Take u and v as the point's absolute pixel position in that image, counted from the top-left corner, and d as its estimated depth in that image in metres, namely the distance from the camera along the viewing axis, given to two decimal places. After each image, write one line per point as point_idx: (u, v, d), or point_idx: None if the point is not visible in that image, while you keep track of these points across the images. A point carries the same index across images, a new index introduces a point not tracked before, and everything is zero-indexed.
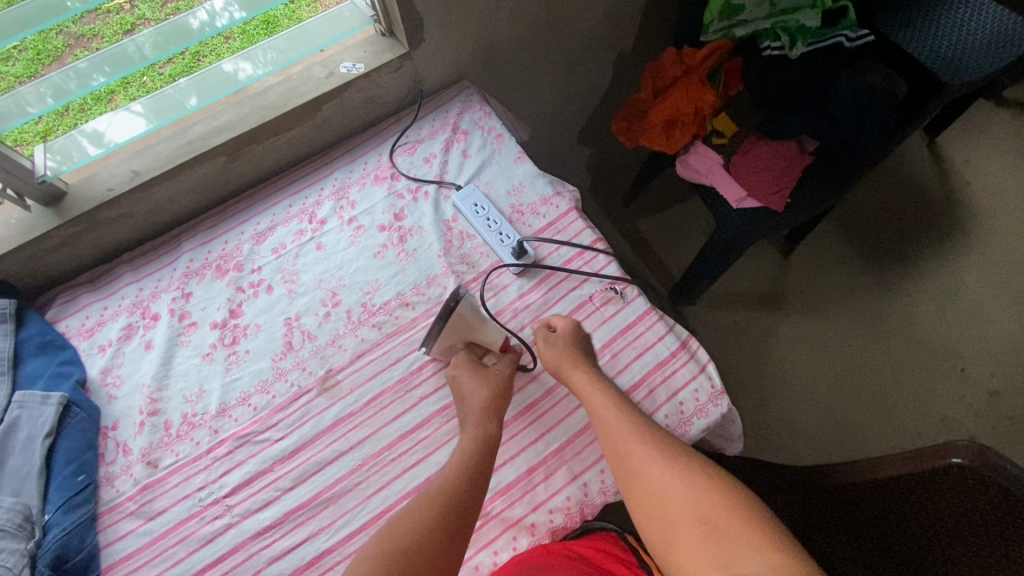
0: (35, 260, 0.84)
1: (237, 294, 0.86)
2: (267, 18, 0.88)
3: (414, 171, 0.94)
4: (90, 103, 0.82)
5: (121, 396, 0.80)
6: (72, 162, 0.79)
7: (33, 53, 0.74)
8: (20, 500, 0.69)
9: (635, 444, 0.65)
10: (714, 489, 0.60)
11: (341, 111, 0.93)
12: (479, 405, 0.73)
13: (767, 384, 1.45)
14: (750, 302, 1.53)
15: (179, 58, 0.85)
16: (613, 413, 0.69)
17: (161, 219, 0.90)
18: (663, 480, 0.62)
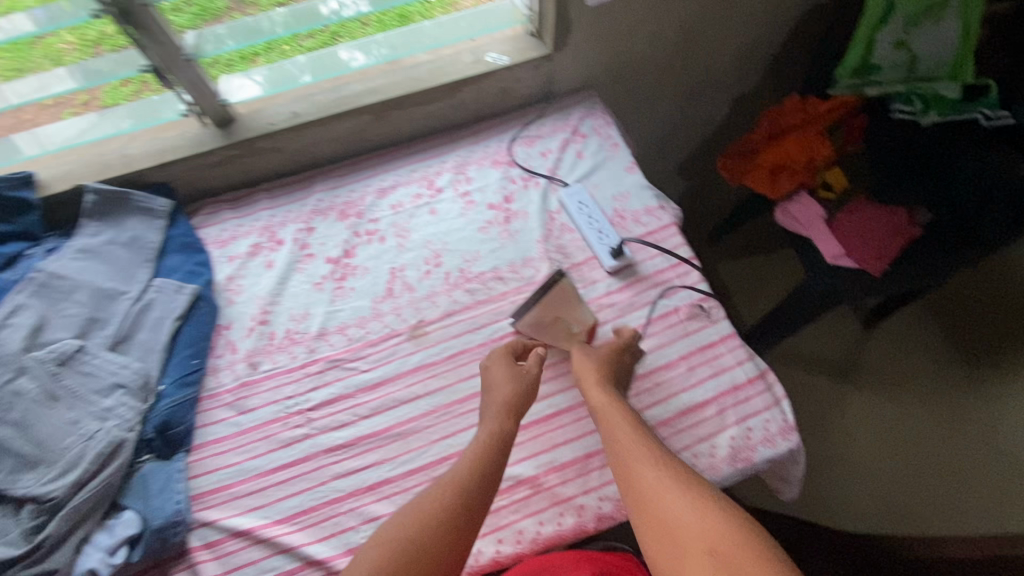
0: (196, 171, 0.95)
1: (354, 238, 0.95)
2: (403, 12, 0.97)
3: (530, 162, 1.00)
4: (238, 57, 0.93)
5: (238, 301, 0.90)
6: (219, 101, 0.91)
7: (197, 9, 0.85)
8: (143, 366, 0.80)
9: (649, 470, 0.65)
10: (722, 518, 0.59)
11: (478, 95, 1.01)
12: (502, 400, 0.74)
13: (821, 451, 1.39)
14: (818, 366, 1.49)
15: (319, 35, 0.94)
16: (628, 436, 0.69)
17: (302, 160, 1.01)
18: (670, 505, 0.62)
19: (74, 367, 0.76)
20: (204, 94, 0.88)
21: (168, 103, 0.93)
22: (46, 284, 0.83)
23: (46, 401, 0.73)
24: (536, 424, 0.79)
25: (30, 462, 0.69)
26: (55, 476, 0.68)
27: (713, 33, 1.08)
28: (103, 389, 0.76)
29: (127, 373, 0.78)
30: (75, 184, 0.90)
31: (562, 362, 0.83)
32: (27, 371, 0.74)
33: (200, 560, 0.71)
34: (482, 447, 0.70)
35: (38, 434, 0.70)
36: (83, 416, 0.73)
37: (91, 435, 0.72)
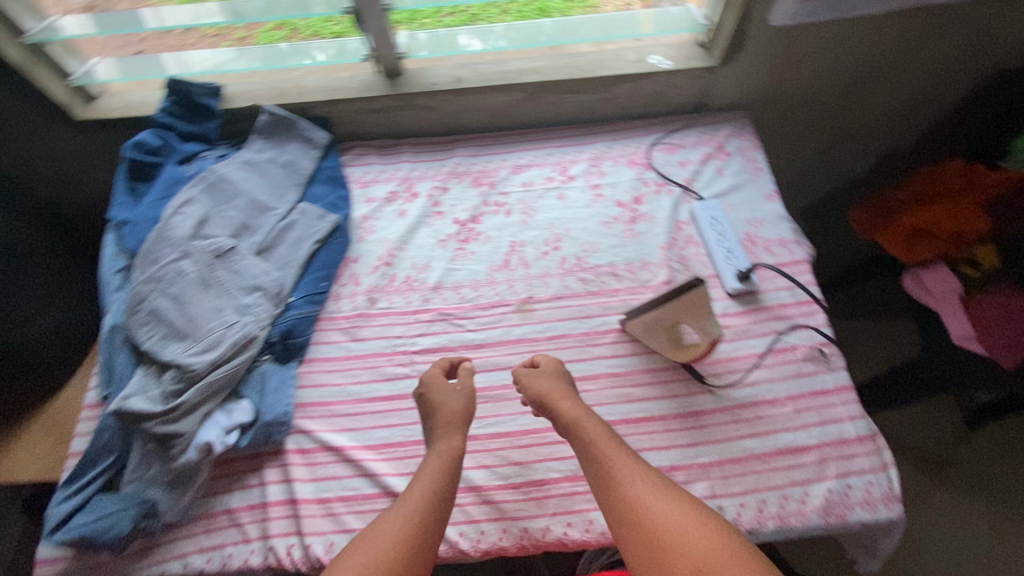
0: (356, 114, 1.02)
1: (482, 205, 0.99)
2: (542, 5, 0.99)
3: (667, 169, 1.00)
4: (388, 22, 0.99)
5: (369, 240, 0.96)
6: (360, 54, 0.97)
7: None
8: (281, 277, 0.87)
9: (631, 483, 0.64)
10: (712, 536, 0.58)
11: (631, 95, 1.02)
12: (450, 415, 0.75)
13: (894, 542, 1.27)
14: (908, 452, 1.36)
15: (461, 12, 0.99)
16: (604, 451, 0.68)
17: (449, 123, 1.06)
18: (655, 520, 0.60)
19: (225, 262, 0.84)
20: (384, 45, 0.93)
21: (299, 52, 0.99)
22: (214, 183, 0.91)
23: (199, 286, 0.81)
24: (626, 424, 0.79)
25: (177, 335, 0.77)
26: (195, 352, 0.76)
27: (884, 79, 1.04)
28: (245, 287, 0.83)
29: (267, 279, 0.85)
30: (254, 104, 0.99)
31: (664, 370, 0.82)
32: (188, 255, 0.82)
33: (294, 461, 0.78)
34: (436, 465, 0.70)
35: (186, 313, 0.78)
36: (225, 307, 0.81)
37: (230, 326, 0.79)
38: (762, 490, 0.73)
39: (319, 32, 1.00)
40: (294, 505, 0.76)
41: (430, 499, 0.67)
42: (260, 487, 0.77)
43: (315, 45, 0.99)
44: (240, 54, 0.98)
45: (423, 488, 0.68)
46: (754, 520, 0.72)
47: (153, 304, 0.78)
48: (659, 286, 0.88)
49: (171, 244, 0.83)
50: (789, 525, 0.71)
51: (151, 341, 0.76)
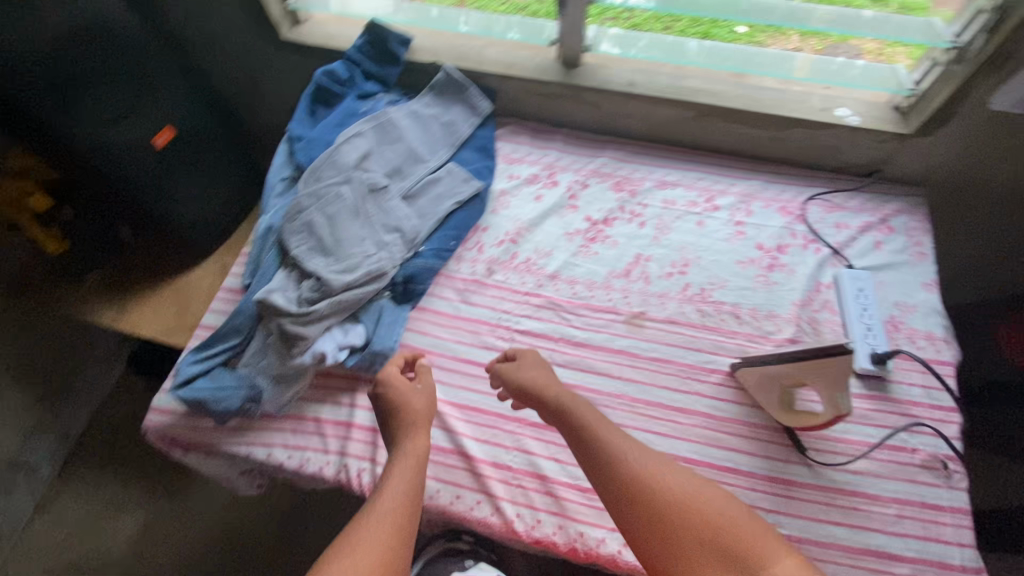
0: (523, 93, 1.05)
1: (618, 210, 0.98)
2: (710, 27, 0.97)
3: (820, 227, 0.94)
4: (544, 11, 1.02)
5: (501, 214, 0.99)
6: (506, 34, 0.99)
7: None
8: (418, 226, 0.92)
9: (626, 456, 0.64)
10: (713, 503, 0.58)
11: (802, 141, 0.98)
12: (416, 412, 0.74)
13: None
14: None
15: (626, 17, 0.98)
16: (597, 426, 0.68)
17: (607, 124, 1.06)
18: (653, 495, 0.60)
19: (376, 199, 0.90)
20: (574, 36, 0.96)
21: (447, 20, 1.03)
22: (383, 124, 0.97)
23: (351, 212, 0.87)
24: (709, 467, 0.76)
25: (321, 251, 0.83)
26: (332, 270, 0.82)
27: None
28: (388, 226, 0.89)
29: (407, 225, 0.91)
30: (435, 61, 1.04)
31: (764, 426, 0.79)
32: (348, 183, 0.88)
33: None
34: (406, 461, 0.68)
35: (334, 233, 0.84)
36: (366, 239, 0.86)
37: (367, 256, 0.85)
38: None
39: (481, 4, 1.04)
40: (375, 434, 0.80)
41: (406, 492, 0.64)
42: (350, 407, 0.82)
43: (464, 13, 1.03)
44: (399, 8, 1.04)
45: (400, 484, 0.65)
46: None
47: (310, 217, 0.85)
48: (781, 342, 0.84)
49: (336, 168, 0.89)
50: None
51: (301, 249, 0.83)
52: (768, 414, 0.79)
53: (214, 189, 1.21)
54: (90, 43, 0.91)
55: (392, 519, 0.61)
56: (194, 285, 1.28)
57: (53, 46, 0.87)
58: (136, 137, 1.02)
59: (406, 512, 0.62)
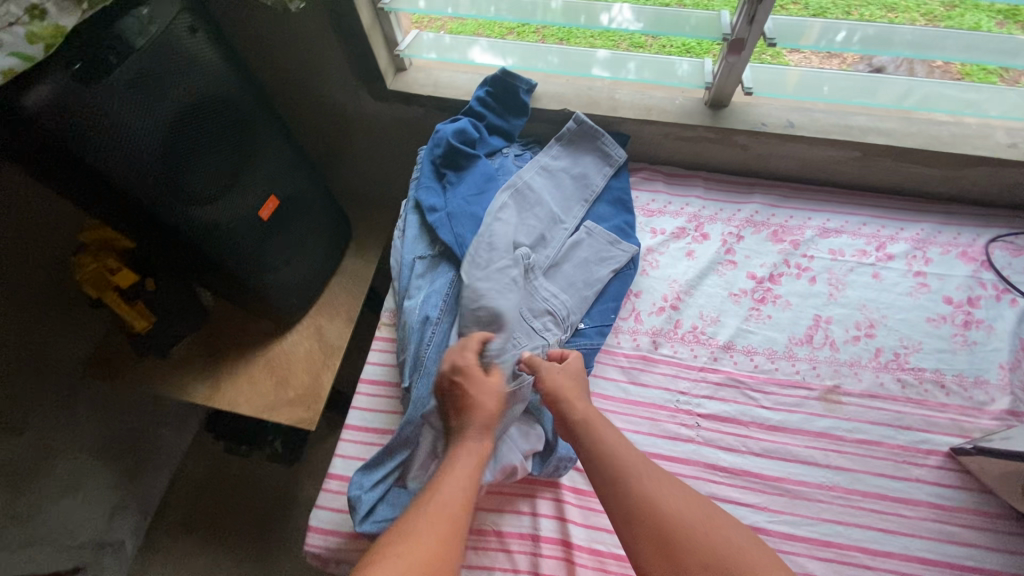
0: (660, 137, 0.96)
1: (783, 265, 0.90)
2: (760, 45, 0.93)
3: (1010, 274, 0.86)
4: (559, 34, 0.97)
5: (652, 275, 0.90)
6: (504, 59, 0.96)
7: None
8: (576, 304, 0.83)
9: (641, 477, 0.62)
10: (722, 531, 0.58)
11: (985, 178, 0.89)
12: (491, 413, 0.68)
13: None
14: None
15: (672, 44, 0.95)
16: (615, 443, 0.66)
17: (752, 166, 0.98)
18: (651, 503, 0.60)
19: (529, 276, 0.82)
20: (732, 76, 0.86)
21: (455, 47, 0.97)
22: (521, 190, 0.88)
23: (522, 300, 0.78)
24: (950, 568, 0.69)
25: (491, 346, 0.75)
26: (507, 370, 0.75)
27: None
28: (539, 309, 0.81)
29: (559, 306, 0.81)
30: (564, 108, 0.95)
31: (999, 516, 0.71)
32: (512, 262, 0.80)
33: (566, 500, 0.75)
34: (471, 458, 0.65)
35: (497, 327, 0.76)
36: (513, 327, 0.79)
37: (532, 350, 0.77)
38: None
39: (490, 30, 0.98)
40: (567, 548, 0.72)
41: (464, 498, 0.61)
42: (532, 516, 0.75)
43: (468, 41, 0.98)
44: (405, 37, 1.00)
45: (461, 483, 0.62)
46: None
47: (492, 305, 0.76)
48: (999, 414, 0.76)
49: (497, 248, 0.80)
50: None
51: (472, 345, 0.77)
52: (1002, 501, 0.72)
53: (305, 251, 1.12)
54: (209, 117, 0.82)
55: (447, 514, 0.59)
56: (290, 353, 1.19)
57: (175, 126, 0.78)
58: (244, 209, 0.93)
59: (462, 512, 0.59)
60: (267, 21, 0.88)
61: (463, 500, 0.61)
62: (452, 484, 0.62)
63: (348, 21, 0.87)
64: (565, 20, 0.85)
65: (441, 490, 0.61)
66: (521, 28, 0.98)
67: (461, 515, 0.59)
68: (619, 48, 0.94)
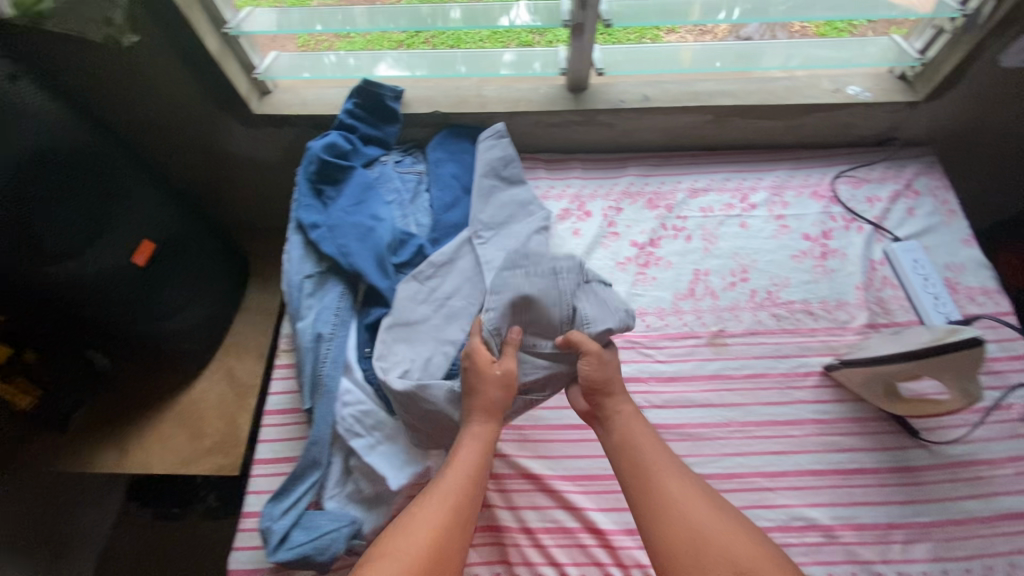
0: (532, 126, 1.00)
1: (661, 229, 0.96)
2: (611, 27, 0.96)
3: (854, 205, 0.96)
4: (449, 40, 0.96)
5: None
6: (412, 72, 0.96)
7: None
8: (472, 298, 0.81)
9: (673, 480, 0.62)
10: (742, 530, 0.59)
11: (819, 123, 0.98)
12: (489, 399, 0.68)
13: None
14: None
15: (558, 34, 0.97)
16: (647, 444, 0.66)
17: (621, 141, 1.03)
18: (684, 505, 0.60)
19: (592, 298, 0.75)
20: (583, 59, 0.91)
21: (362, 66, 0.97)
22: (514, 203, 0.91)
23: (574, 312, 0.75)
24: (836, 474, 0.76)
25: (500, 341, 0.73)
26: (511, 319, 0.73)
27: None
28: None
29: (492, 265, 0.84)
30: (434, 110, 0.97)
31: (871, 419, 0.79)
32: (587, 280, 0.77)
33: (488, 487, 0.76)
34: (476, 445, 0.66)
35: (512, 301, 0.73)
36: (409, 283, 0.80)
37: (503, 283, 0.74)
38: (986, 556, 0.71)
39: (380, 44, 0.98)
40: (497, 533, 0.73)
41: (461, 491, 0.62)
42: None
43: (366, 58, 0.97)
44: (302, 62, 0.97)
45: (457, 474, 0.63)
46: None
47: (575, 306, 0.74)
48: (860, 329, 0.85)
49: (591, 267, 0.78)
50: None
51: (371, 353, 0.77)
52: (871, 405, 0.80)
53: (203, 294, 1.08)
54: (49, 168, 0.78)
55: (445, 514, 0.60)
56: (202, 400, 1.14)
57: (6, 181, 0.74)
58: (113, 260, 0.88)
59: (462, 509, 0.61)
60: (109, 64, 0.85)
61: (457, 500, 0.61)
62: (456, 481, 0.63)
63: (196, 51, 0.87)
64: (467, 24, 0.87)
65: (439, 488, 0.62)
66: (410, 38, 0.97)
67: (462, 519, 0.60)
68: (512, 45, 0.96)
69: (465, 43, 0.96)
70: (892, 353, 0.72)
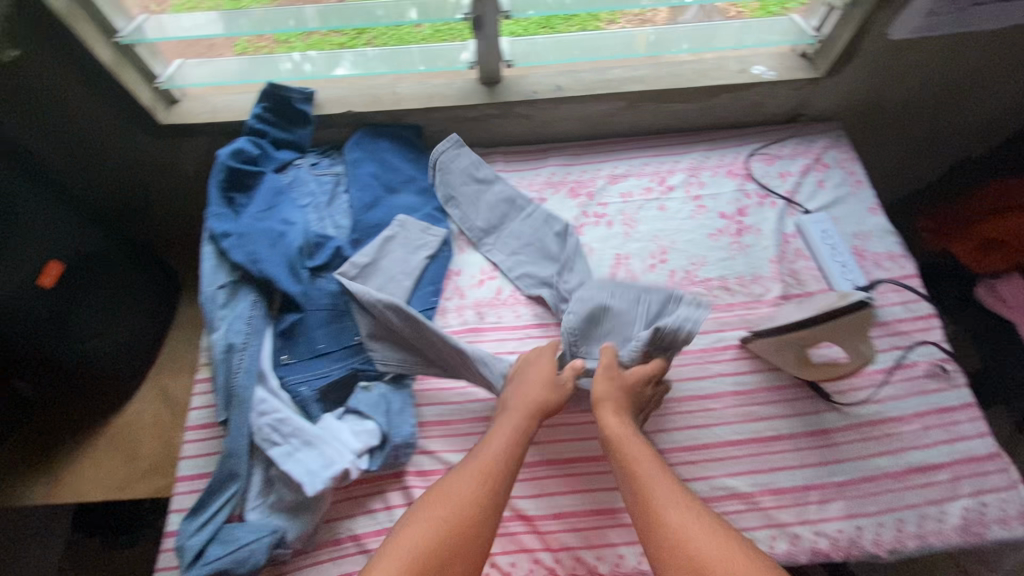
0: (450, 121, 1.00)
1: (583, 217, 0.96)
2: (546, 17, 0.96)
3: (767, 180, 0.98)
4: (390, 39, 0.94)
5: (469, 251, 0.94)
6: (371, 71, 0.94)
7: None
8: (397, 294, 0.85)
9: (664, 495, 0.63)
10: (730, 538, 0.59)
11: (730, 104, 1.01)
12: (531, 400, 0.73)
13: None
14: None
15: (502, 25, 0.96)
16: (638, 457, 0.68)
17: (541, 132, 1.04)
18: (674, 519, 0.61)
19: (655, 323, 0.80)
20: (492, 51, 0.91)
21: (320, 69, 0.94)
22: (512, 204, 0.96)
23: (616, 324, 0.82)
24: (755, 442, 0.78)
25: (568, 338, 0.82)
26: (591, 321, 0.82)
27: (974, 95, 1.05)
28: (546, 287, 0.88)
29: (501, 264, 0.92)
30: (347, 110, 0.96)
31: (787, 386, 0.82)
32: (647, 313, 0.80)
33: (413, 485, 0.74)
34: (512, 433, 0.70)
35: (592, 313, 0.81)
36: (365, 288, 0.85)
37: (587, 295, 0.83)
38: (898, 509, 0.74)
39: (321, 46, 0.95)
40: None
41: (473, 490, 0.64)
42: (387, 511, 0.73)
43: (315, 62, 0.95)
44: (255, 66, 0.96)
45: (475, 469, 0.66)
46: (893, 539, 0.72)
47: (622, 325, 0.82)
48: (774, 301, 0.87)
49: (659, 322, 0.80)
50: (928, 543, 0.72)
51: (286, 360, 0.78)
52: (787, 372, 0.82)
53: (128, 313, 1.04)
54: None
55: (456, 511, 0.62)
56: (134, 422, 1.08)
57: None
58: (17, 282, 0.85)
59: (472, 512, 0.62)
60: None
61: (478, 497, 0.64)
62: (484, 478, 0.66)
63: (89, 63, 0.85)
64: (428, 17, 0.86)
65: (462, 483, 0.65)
66: (352, 38, 0.95)
67: (471, 522, 0.61)
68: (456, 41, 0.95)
69: (409, 39, 0.94)
70: (794, 321, 0.75)
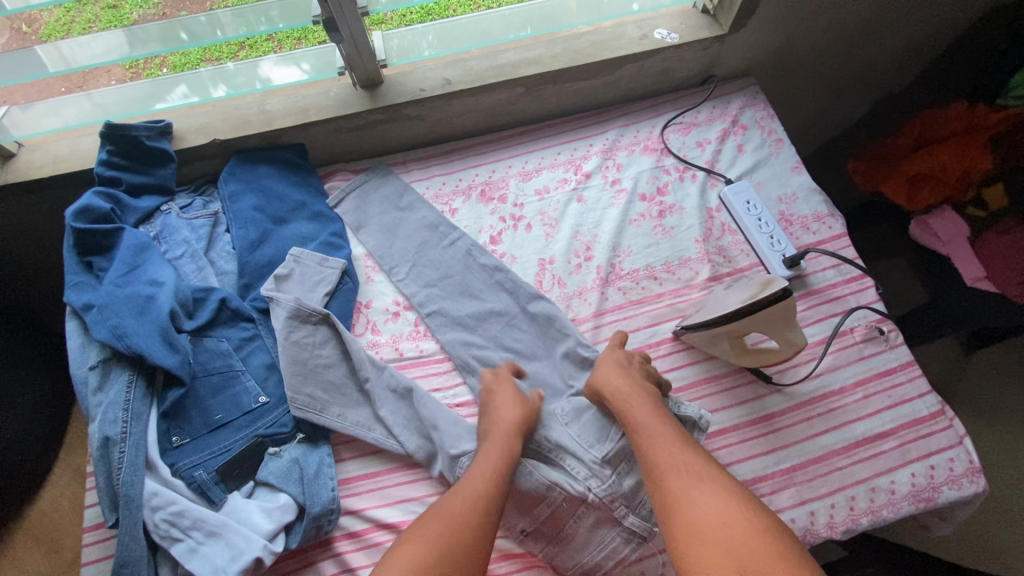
0: (335, 134, 0.89)
1: (500, 223, 0.89)
2: None
3: (685, 152, 0.92)
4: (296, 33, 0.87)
5: (378, 279, 0.86)
6: (300, 68, 0.87)
7: None
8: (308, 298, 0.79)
9: (677, 476, 0.58)
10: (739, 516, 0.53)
11: (637, 74, 0.94)
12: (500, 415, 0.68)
13: (993, 513, 1.10)
14: (996, 392, 1.20)
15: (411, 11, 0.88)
16: (648, 442, 0.63)
17: (439, 131, 0.95)
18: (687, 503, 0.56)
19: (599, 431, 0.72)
20: (363, 53, 0.81)
21: (239, 78, 0.86)
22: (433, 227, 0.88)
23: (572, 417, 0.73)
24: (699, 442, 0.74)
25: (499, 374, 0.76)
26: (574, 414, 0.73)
27: (885, 29, 1.00)
28: (456, 328, 0.81)
29: (410, 295, 0.84)
30: (213, 139, 0.84)
31: (725, 374, 0.78)
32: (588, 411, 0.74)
33: (344, 550, 0.68)
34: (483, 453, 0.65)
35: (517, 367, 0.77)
36: (264, 339, 0.77)
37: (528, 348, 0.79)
38: (849, 485, 0.71)
39: (219, 50, 0.85)
40: None
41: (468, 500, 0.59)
42: None
43: (230, 73, 0.86)
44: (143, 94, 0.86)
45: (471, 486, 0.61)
46: (847, 518, 0.70)
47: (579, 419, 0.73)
48: (704, 284, 0.83)
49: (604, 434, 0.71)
50: (881, 517, 0.70)
51: (178, 442, 0.69)
52: (722, 360, 0.78)
53: (23, 392, 0.89)
54: None
55: (455, 523, 0.57)
56: (40, 522, 0.93)
57: None
58: None
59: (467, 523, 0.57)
60: None
61: (477, 511, 0.58)
62: (483, 492, 0.60)
63: None
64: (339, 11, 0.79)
65: (458, 499, 0.59)
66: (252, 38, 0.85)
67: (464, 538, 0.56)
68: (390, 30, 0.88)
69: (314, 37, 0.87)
70: (718, 315, 0.70)
